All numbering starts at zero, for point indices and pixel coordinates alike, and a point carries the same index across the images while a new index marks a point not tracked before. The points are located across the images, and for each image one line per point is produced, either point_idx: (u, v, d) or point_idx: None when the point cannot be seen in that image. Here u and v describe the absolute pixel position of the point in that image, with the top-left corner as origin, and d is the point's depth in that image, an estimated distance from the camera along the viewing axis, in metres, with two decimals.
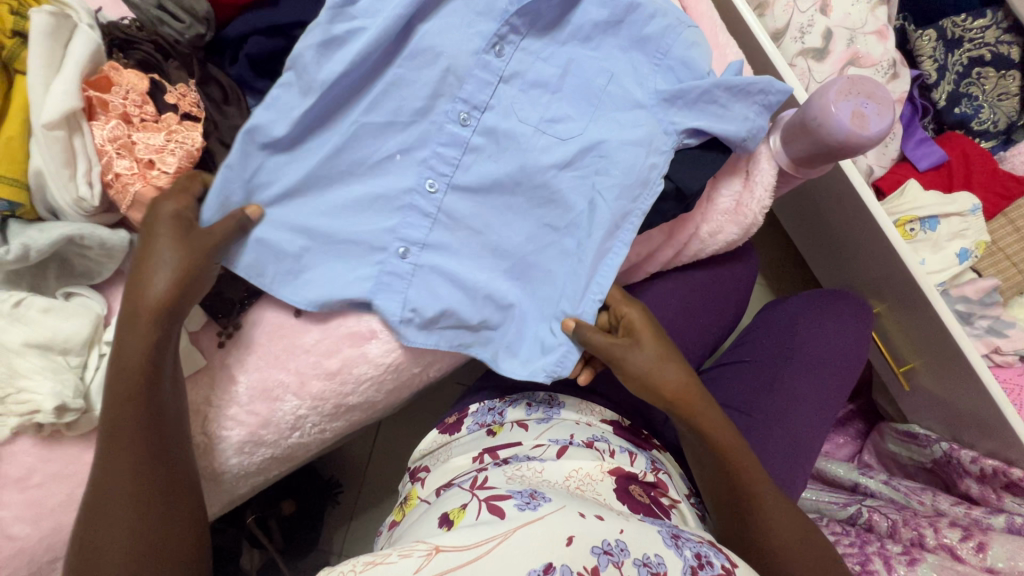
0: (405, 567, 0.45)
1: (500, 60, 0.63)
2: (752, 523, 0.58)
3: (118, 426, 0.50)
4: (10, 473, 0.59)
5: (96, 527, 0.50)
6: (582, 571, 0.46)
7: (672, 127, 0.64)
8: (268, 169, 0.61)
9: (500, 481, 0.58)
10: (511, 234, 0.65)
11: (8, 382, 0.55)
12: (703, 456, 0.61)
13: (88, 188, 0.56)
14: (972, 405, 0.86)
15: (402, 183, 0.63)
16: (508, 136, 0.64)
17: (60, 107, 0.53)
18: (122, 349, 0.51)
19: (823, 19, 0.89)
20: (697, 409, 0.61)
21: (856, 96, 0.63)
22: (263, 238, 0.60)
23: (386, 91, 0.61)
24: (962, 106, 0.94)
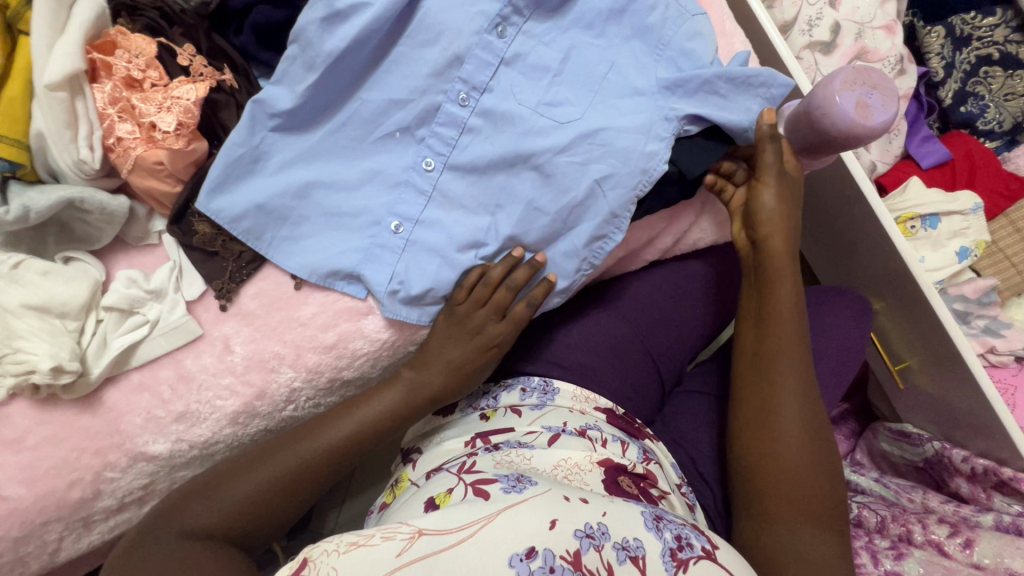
0: (388, 550, 0.46)
1: (503, 41, 0.62)
2: (771, 402, 0.60)
3: (352, 431, 0.59)
4: (6, 435, 0.59)
5: (273, 454, 0.57)
6: (564, 554, 0.46)
7: (673, 113, 0.62)
8: (273, 140, 0.63)
9: (487, 465, 0.59)
10: (504, 216, 0.63)
11: (6, 342, 0.55)
12: (755, 332, 0.64)
13: (90, 152, 0.56)
14: (967, 405, 0.87)
15: (402, 161, 0.64)
16: (506, 118, 0.62)
17: (62, 67, 0.53)
18: (403, 383, 0.63)
19: (832, 12, 0.88)
20: (782, 292, 0.63)
21: (861, 86, 0.63)
22: (260, 201, 0.61)
23: (391, 69, 0.62)
24: (968, 105, 0.93)
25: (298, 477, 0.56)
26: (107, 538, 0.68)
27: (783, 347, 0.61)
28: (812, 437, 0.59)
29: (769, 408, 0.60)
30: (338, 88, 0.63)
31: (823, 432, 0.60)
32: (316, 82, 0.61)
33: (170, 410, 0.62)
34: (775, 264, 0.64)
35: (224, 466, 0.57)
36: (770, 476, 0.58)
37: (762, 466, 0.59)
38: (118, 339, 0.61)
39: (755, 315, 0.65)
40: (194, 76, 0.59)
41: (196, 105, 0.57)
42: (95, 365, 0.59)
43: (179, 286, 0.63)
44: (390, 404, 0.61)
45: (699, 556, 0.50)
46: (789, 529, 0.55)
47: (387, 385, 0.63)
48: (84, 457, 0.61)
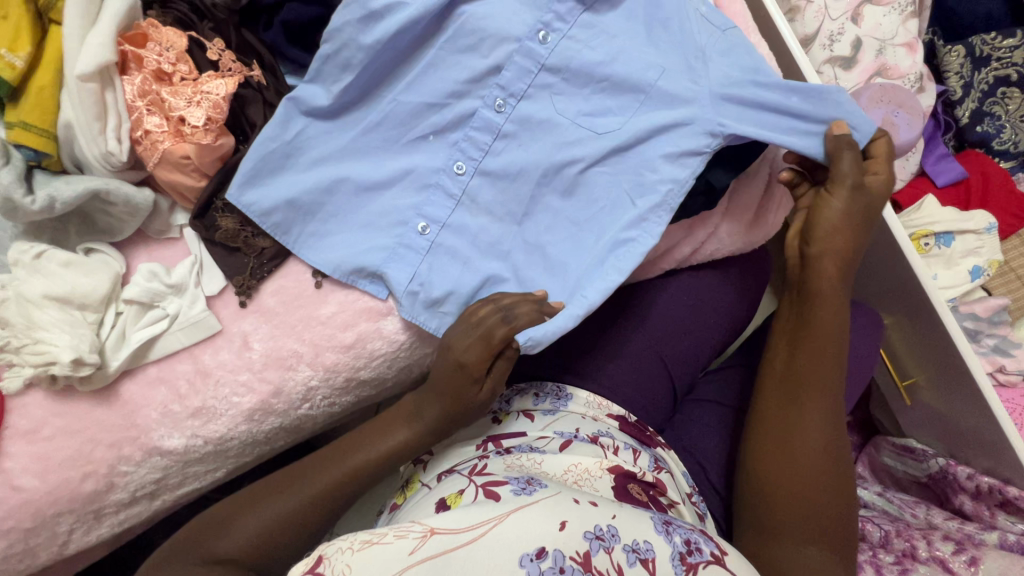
0: (401, 547, 0.45)
1: (545, 47, 0.62)
2: (800, 425, 0.59)
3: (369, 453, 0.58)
4: (20, 425, 0.59)
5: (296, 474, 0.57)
6: (574, 555, 0.46)
7: (720, 128, 0.59)
8: (310, 134, 0.63)
9: (498, 468, 0.60)
10: (532, 224, 0.64)
11: (27, 333, 0.55)
12: (791, 346, 0.62)
13: (118, 143, 0.56)
14: (971, 423, 0.88)
15: (433, 162, 0.64)
16: (542, 126, 0.63)
17: (94, 58, 0.53)
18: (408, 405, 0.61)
19: (853, 28, 0.89)
20: (832, 313, 0.60)
21: (887, 104, 0.66)
22: (290, 196, 0.62)
23: (427, 71, 0.62)
24: (985, 125, 0.94)
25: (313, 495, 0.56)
26: (115, 531, 0.67)
27: (822, 372, 0.60)
28: (828, 464, 0.58)
29: (789, 429, 0.59)
30: (376, 88, 0.63)
31: (842, 459, 0.59)
32: (354, 81, 0.62)
33: (187, 405, 0.62)
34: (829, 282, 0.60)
35: (234, 501, 0.56)
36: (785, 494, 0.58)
37: (775, 481, 0.58)
38: (137, 332, 0.60)
39: (793, 329, 0.62)
40: (223, 71, 0.59)
41: (225, 100, 0.57)
42: (113, 358, 0.59)
43: (199, 281, 0.63)
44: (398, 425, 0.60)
45: (708, 561, 0.50)
46: (791, 545, 0.56)
47: (390, 421, 0.60)
48: (99, 450, 0.60)
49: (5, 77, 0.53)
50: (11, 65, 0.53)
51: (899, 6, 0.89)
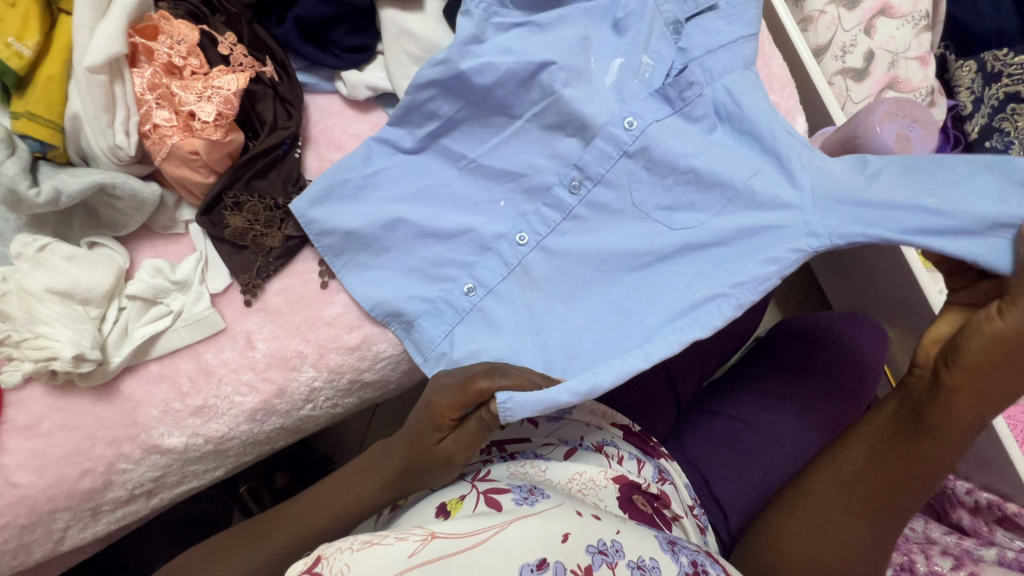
0: (401, 549, 0.44)
1: (629, 135, 0.59)
2: (849, 550, 0.56)
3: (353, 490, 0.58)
4: (18, 420, 0.58)
5: (292, 509, 0.59)
6: (575, 569, 0.45)
7: (822, 233, 0.53)
8: (386, 174, 0.64)
9: (502, 475, 0.59)
10: (583, 305, 0.60)
11: (28, 327, 0.54)
12: (880, 466, 0.56)
13: (125, 137, 0.54)
14: (974, 439, 0.88)
15: (498, 227, 0.63)
16: (612, 213, 0.61)
17: (103, 50, 0.51)
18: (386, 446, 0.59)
19: (866, 40, 0.88)
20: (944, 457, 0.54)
21: (902, 118, 0.63)
22: (352, 226, 0.62)
23: (508, 140, 0.63)
24: (993, 141, 0.91)
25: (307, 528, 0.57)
26: (111, 529, 0.66)
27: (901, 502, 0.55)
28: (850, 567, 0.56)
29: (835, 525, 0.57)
30: (456, 142, 0.64)
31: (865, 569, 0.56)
32: (436, 133, 0.64)
33: (188, 403, 0.61)
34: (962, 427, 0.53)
35: (245, 531, 0.59)
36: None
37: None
38: (140, 328, 0.60)
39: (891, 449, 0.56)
40: (234, 66, 0.59)
41: (236, 95, 0.56)
42: (115, 354, 0.58)
43: (204, 279, 0.62)
44: (377, 464, 0.58)
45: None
46: None
47: (370, 466, 0.59)
48: (97, 446, 0.59)
49: (12, 66, 0.52)
50: (19, 55, 0.52)
51: (912, 19, 0.89)
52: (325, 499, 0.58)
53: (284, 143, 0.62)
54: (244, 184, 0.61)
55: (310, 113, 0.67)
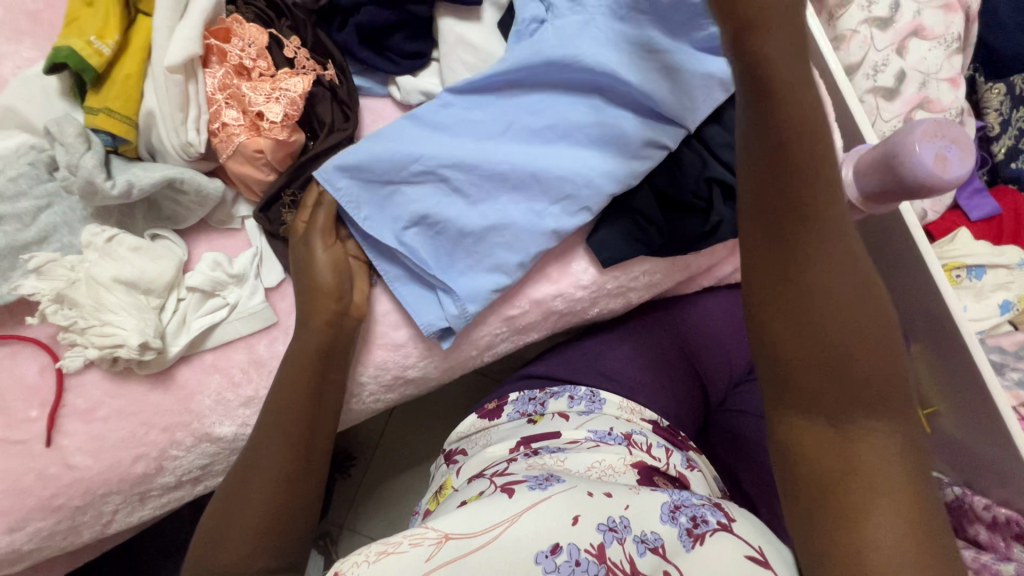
0: (417, 554, 0.46)
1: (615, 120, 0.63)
2: (843, 309, 0.40)
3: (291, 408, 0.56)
4: (78, 404, 0.60)
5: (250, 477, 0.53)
6: (588, 548, 0.47)
7: None
8: (422, 145, 0.62)
9: (520, 468, 0.61)
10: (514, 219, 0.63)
11: (94, 314, 0.56)
12: (766, 245, 0.41)
13: (197, 134, 0.57)
14: (991, 455, 0.90)
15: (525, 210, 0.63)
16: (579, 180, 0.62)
17: (181, 51, 0.54)
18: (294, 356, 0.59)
19: (898, 60, 0.90)
20: (818, 152, 0.40)
21: (940, 140, 0.66)
22: (397, 210, 0.63)
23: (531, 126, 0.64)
24: (1019, 162, 0.95)
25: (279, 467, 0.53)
26: (155, 513, 0.68)
27: (817, 237, 0.40)
28: (861, 330, 0.40)
29: (803, 312, 0.40)
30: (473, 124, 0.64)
31: (876, 327, 0.40)
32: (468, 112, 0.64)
33: (240, 393, 0.63)
34: (808, 99, 0.39)
35: (206, 536, 0.51)
36: (819, 456, 0.40)
37: (823, 404, 0.40)
38: (198, 319, 0.61)
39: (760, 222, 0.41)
40: (299, 68, 0.61)
41: (301, 97, 0.59)
42: (173, 343, 0.60)
43: (259, 272, 0.64)
44: (297, 369, 0.58)
45: (715, 529, 0.49)
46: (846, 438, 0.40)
47: (287, 386, 0.57)
48: (152, 433, 0.61)
49: (92, 64, 0.54)
50: (99, 53, 0.54)
51: (945, 41, 0.91)
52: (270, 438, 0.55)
53: (342, 145, 0.64)
54: (302, 182, 0.63)
55: (364, 115, 0.69)
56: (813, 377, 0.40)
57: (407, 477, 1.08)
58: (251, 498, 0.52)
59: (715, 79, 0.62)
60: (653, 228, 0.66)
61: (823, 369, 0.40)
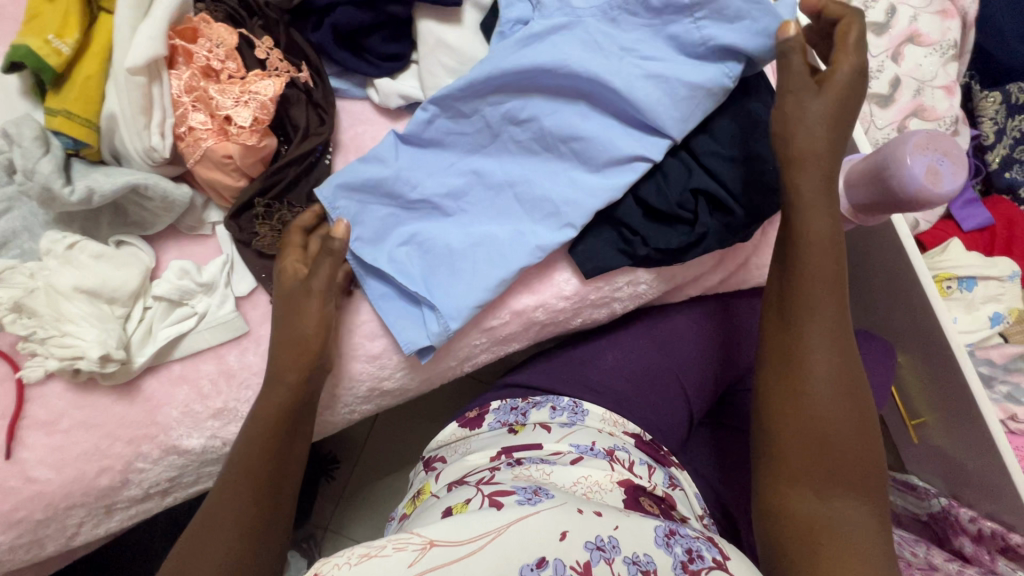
0: (400, 559, 0.44)
1: (596, 138, 0.61)
2: (836, 391, 0.52)
3: (253, 461, 0.53)
4: (39, 415, 0.58)
5: (203, 532, 0.51)
6: (575, 565, 0.44)
7: None
8: (412, 165, 0.64)
9: (506, 478, 0.59)
10: (500, 243, 0.61)
11: (54, 325, 0.54)
12: (780, 324, 0.55)
13: (161, 139, 0.54)
14: (978, 468, 0.89)
15: (510, 227, 0.62)
16: (560, 202, 0.61)
17: (144, 51, 0.51)
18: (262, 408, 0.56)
19: (893, 66, 0.88)
20: (827, 260, 0.54)
21: (933, 152, 0.64)
22: (386, 230, 0.63)
23: (513, 142, 0.63)
24: (1013, 172, 0.94)
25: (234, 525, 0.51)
26: (123, 525, 0.66)
27: (821, 328, 0.53)
28: (848, 412, 0.51)
29: (801, 380, 0.52)
30: (458, 141, 0.64)
31: (862, 413, 0.52)
32: (456, 127, 0.64)
33: (209, 405, 0.61)
34: (821, 225, 0.55)
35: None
36: (799, 514, 0.50)
37: (807, 464, 0.51)
38: (165, 329, 0.60)
39: (778, 323, 0.55)
40: (270, 70, 0.59)
41: (272, 101, 0.56)
42: (139, 354, 0.58)
43: (229, 281, 0.62)
44: (265, 423, 0.55)
45: (710, 567, 0.48)
46: (821, 499, 0.50)
47: (256, 433, 0.54)
48: (116, 445, 0.59)
49: (51, 64, 0.52)
50: (57, 52, 0.52)
51: (941, 48, 0.89)
52: (228, 490, 0.53)
53: (317, 149, 0.62)
54: (276, 190, 0.61)
55: (341, 118, 0.67)
56: (803, 440, 0.51)
57: (392, 481, 1.07)
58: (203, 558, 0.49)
59: (703, 88, 0.59)
60: (638, 239, 0.65)
61: (813, 433, 0.51)
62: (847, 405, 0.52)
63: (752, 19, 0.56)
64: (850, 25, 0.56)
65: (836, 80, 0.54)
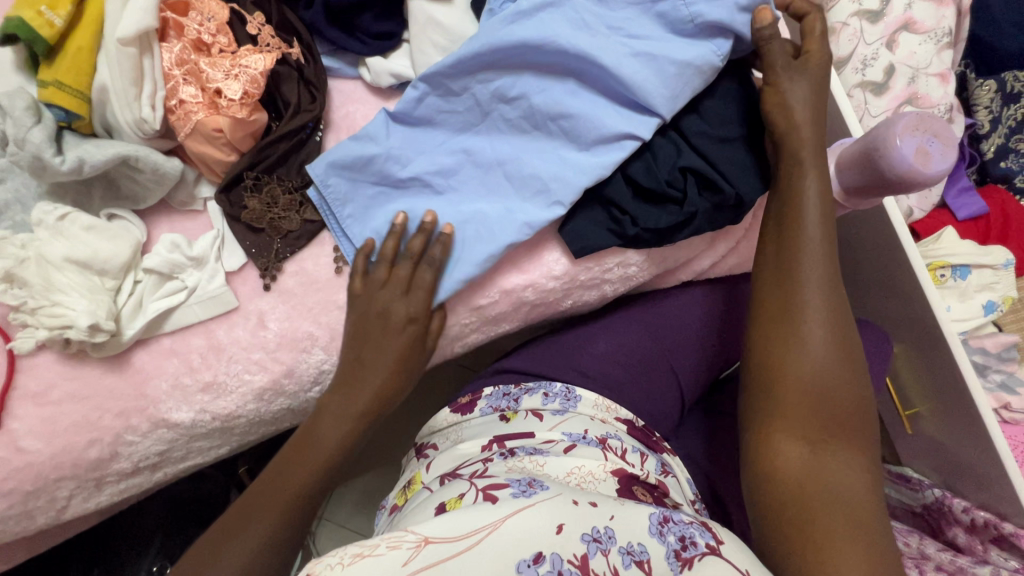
0: (393, 560, 0.41)
1: (580, 118, 0.61)
2: (830, 344, 0.53)
3: (326, 445, 0.56)
4: (30, 386, 0.59)
5: (261, 500, 0.52)
6: (571, 559, 0.42)
7: None
8: (401, 141, 0.64)
9: (500, 471, 0.58)
10: (488, 218, 0.62)
11: (44, 294, 0.54)
12: (775, 281, 0.56)
13: (151, 111, 0.55)
14: (971, 458, 0.89)
15: (497, 204, 0.63)
16: (548, 180, 0.61)
17: (134, 24, 0.52)
18: (340, 403, 0.58)
19: (888, 54, 0.88)
20: (823, 221, 0.56)
21: (922, 133, 0.63)
22: (375, 206, 0.63)
23: (502, 119, 0.63)
24: (1008, 161, 0.94)
25: (290, 498, 0.53)
26: (114, 499, 0.67)
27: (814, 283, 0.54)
28: (841, 367, 0.52)
29: (794, 333, 0.54)
30: (449, 119, 0.64)
31: (856, 370, 0.53)
32: (446, 103, 0.64)
33: (198, 379, 0.61)
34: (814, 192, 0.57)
35: (210, 537, 0.50)
36: (790, 465, 0.51)
37: (799, 416, 0.52)
38: (154, 302, 0.60)
39: (774, 280, 0.56)
40: (262, 45, 0.60)
41: (262, 74, 0.57)
42: (128, 326, 0.58)
43: (220, 256, 0.63)
44: (351, 412, 0.58)
45: (705, 552, 0.45)
46: (813, 450, 0.50)
47: (333, 422, 0.57)
48: (106, 417, 0.60)
49: (43, 35, 0.52)
50: (50, 24, 0.52)
51: (935, 36, 0.89)
52: (294, 470, 0.54)
53: (307, 127, 0.63)
54: (267, 166, 0.62)
55: (334, 97, 0.67)
56: (797, 393, 0.52)
57: (387, 469, 1.07)
58: (258, 521, 0.50)
59: (692, 65, 0.59)
60: (627, 219, 0.65)
61: (807, 386, 0.52)
62: (842, 360, 0.53)
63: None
64: (815, 22, 0.60)
65: (814, 57, 0.60)
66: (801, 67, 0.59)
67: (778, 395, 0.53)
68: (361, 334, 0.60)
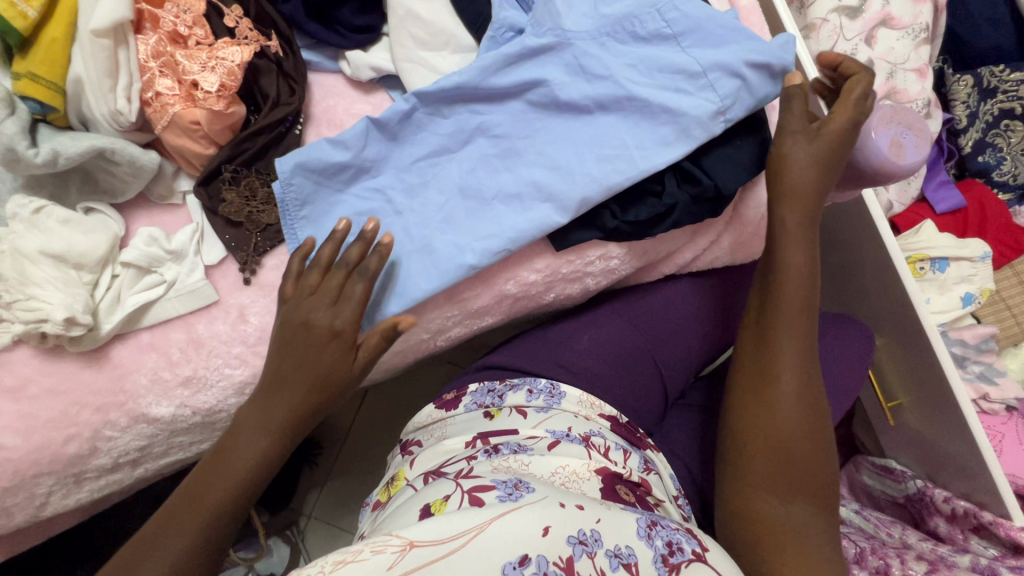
0: (378, 563, 0.40)
1: (542, 155, 0.62)
2: (801, 401, 0.53)
3: (243, 459, 0.52)
4: (6, 382, 0.58)
5: (169, 524, 0.48)
6: (556, 562, 0.41)
7: None
8: (378, 152, 0.63)
9: (485, 470, 0.56)
10: (458, 229, 0.62)
11: (20, 288, 0.54)
12: (756, 338, 0.56)
13: (126, 103, 0.56)
14: (949, 449, 0.90)
15: (468, 216, 0.62)
16: (513, 197, 0.62)
17: (108, 15, 0.52)
18: (263, 416, 0.53)
19: (867, 50, 0.89)
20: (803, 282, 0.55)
21: (896, 125, 0.64)
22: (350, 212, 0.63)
23: (477, 138, 0.64)
24: (985, 156, 0.95)
25: (202, 521, 0.49)
26: (94, 496, 0.66)
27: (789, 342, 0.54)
28: (810, 425, 0.52)
29: (769, 389, 0.53)
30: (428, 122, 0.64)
31: (823, 426, 0.53)
32: (429, 115, 0.64)
33: (177, 373, 0.61)
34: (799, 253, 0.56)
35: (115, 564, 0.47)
36: (754, 518, 0.51)
37: (766, 470, 0.52)
38: (132, 296, 0.60)
39: (754, 335, 0.56)
40: (240, 39, 0.60)
41: (239, 67, 0.58)
42: (106, 320, 0.58)
43: (199, 250, 0.62)
44: (274, 425, 0.53)
45: (690, 560, 0.45)
46: (778, 503, 0.51)
47: (249, 434, 0.52)
48: (84, 412, 0.59)
49: (16, 26, 0.52)
50: (23, 15, 0.52)
51: (913, 31, 0.90)
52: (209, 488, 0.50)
53: (286, 120, 0.63)
54: (245, 159, 0.62)
55: (313, 91, 0.67)
56: (767, 446, 0.52)
57: (374, 467, 1.07)
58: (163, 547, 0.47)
59: (659, 112, 0.60)
60: (608, 213, 0.66)
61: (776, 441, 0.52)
62: (810, 417, 0.53)
63: (737, 44, 0.59)
64: (856, 84, 0.57)
65: (838, 123, 0.56)
66: (819, 133, 0.56)
67: (750, 448, 0.53)
68: (287, 347, 0.54)
